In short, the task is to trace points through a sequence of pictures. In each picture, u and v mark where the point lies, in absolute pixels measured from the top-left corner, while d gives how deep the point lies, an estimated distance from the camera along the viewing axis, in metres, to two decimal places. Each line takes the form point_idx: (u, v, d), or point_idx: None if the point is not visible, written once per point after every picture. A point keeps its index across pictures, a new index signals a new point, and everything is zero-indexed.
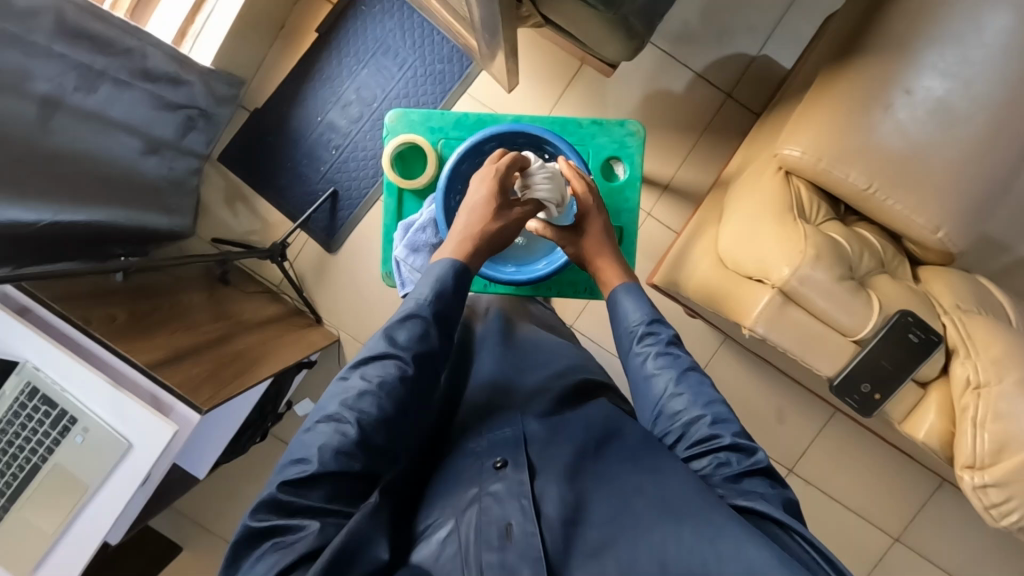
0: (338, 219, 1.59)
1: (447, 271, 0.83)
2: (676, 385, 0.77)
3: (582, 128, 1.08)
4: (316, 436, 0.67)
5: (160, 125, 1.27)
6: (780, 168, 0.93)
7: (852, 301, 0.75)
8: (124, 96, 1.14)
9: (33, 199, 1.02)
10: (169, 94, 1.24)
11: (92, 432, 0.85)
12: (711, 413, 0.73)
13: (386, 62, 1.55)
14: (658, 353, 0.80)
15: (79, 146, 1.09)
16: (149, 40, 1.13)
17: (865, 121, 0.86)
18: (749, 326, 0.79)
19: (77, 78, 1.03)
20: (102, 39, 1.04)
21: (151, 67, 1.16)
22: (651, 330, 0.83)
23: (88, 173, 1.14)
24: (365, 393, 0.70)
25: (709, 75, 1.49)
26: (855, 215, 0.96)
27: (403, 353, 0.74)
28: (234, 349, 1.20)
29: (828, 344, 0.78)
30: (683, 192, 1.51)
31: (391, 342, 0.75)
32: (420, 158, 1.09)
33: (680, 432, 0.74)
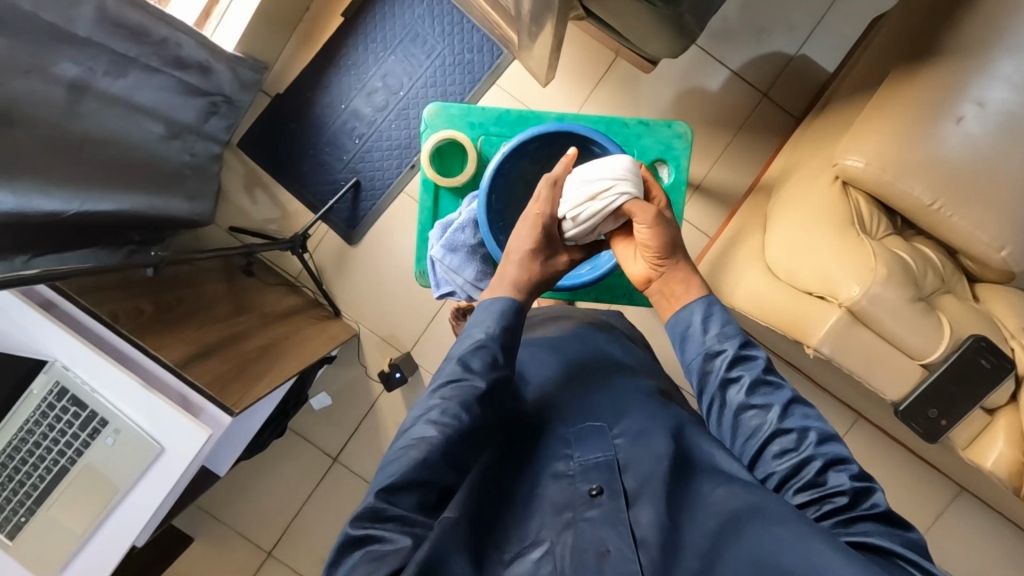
0: (360, 210, 1.55)
1: (507, 308, 0.75)
2: (782, 423, 0.68)
3: (627, 128, 1.05)
4: (402, 454, 0.64)
5: (181, 110, 1.22)
6: (837, 178, 0.89)
7: (923, 321, 0.78)
8: (150, 82, 1.11)
9: (63, 184, 0.97)
10: (198, 82, 1.21)
11: (124, 435, 0.81)
12: (826, 453, 0.65)
13: (413, 49, 1.50)
14: (756, 385, 0.70)
15: (104, 131, 1.05)
16: (179, 27, 1.09)
17: (932, 133, 0.82)
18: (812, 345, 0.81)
19: (103, 62, 0.99)
20: (137, 27, 1.01)
21: (185, 56, 1.13)
22: (744, 356, 0.73)
23: (113, 158, 1.10)
24: (447, 415, 0.66)
25: (746, 74, 1.45)
26: (912, 228, 0.93)
27: (476, 378, 0.69)
28: (259, 344, 1.17)
29: (895, 365, 0.80)
30: (715, 193, 1.47)
31: (465, 366, 0.70)
32: (458, 154, 1.05)
33: (789, 473, 0.66)
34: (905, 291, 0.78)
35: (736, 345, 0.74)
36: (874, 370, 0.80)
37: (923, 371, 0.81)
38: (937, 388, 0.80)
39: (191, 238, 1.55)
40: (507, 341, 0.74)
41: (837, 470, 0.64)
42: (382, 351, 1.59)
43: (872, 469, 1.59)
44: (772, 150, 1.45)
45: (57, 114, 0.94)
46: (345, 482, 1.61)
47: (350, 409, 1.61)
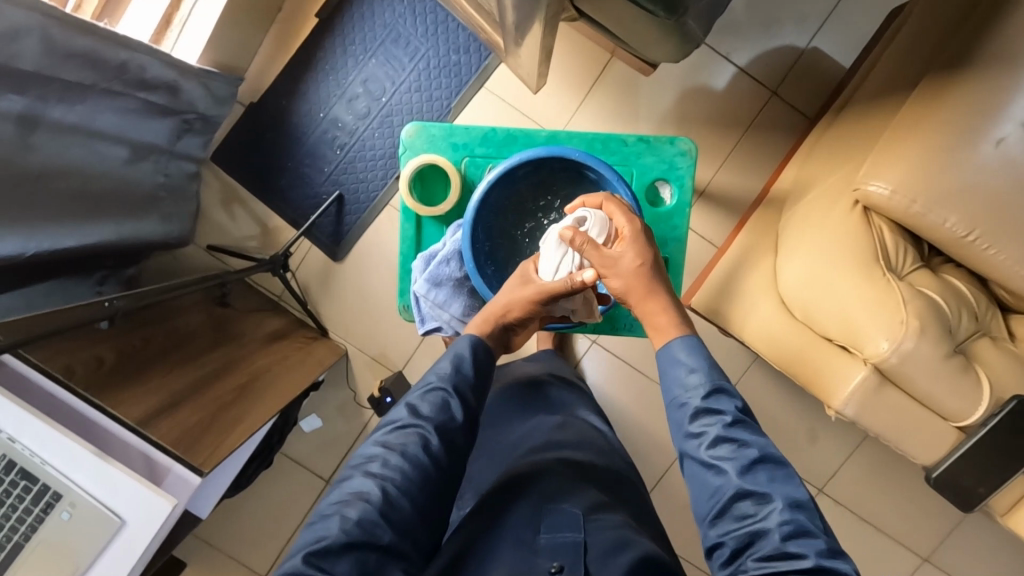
0: (344, 224, 1.46)
1: (465, 347, 0.75)
2: (743, 485, 0.61)
3: (626, 145, 0.96)
4: (336, 507, 0.61)
5: (150, 133, 1.11)
6: (858, 203, 0.81)
7: (964, 384, 0.76)
8: (110, 105, 1.00)
9: (6, 228, 0.91)
10: (166, 102, 1.10)
11: (80, 509, 0.75)
12: (789, 524, 0.59)
13: (395, 51, 1.40)
14: (719, 440, 0.64)
15: (60, 163, 0.97)
16: (137, 48, 0.98)
17: (969, 158, 0.74)
18: (836, 407, 0.81)
19: (52, 88, 0.89)
20: (93, 56, 0.92)
21: (149, 77, 1.03)
22: (711, 407, 0.66)
23: (73, 191, 1.01)
24: (389, 466, 0.64)
25: (754, 71, 1.35)
26: (940, 256, 0.85)
27: (424, 424, 0.68)
28: (239, 380, 1.07)
29: (929, 429, 0.80)
30: (722, 199, 1.37)
31: (413, 412, 0.69)
32: (441, 179, 0.97)
33: (744, 540, 0.60)
34: (941, 346, 0.76)
35: (702, 393, 0.67)
36: (903, 432, 0.80)
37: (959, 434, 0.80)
38: (976, 455, 0.78)
39: (166, 258, 1.47)
40: (465, 387, 0.72)
41: (797, 544, 0.58)
42: (372, 372, 1.51)
43: (888, 482, 1.52)
44: (781, 153, 1.35)
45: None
46: None
47: (342, 432, 1.53)
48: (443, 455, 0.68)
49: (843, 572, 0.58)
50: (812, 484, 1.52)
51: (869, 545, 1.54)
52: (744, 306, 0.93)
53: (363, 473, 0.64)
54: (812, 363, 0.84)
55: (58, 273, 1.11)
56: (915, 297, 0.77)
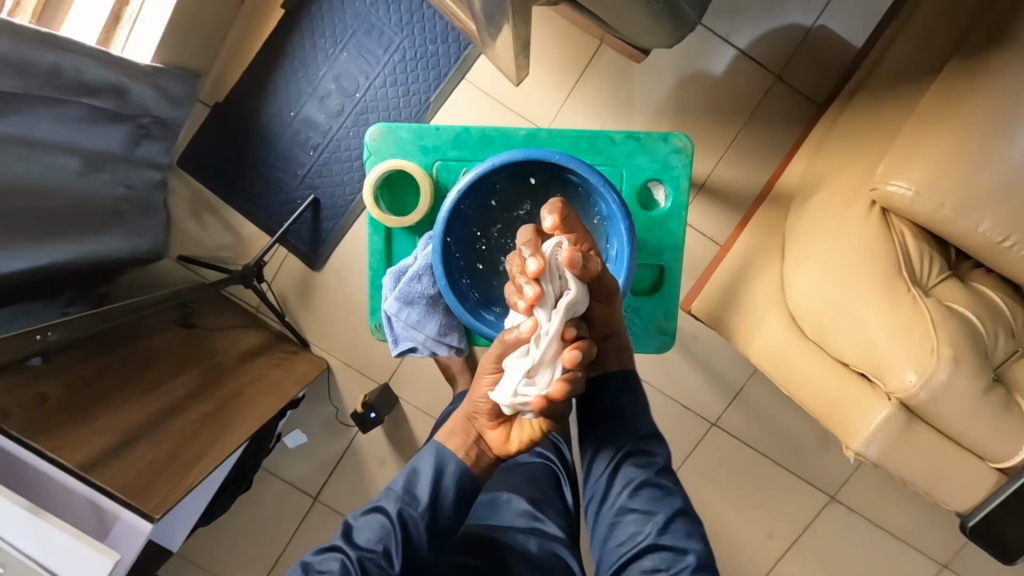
0: (321, 230, 1.37)
1: (424, 470, 0.73)
2: (658, 538, 0.73)
3: (615, 144, 0.87)
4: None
5: (100, 138, 1.02)
6: (876, 205, 0.71)
7: (1003, 418, 0.67)
8: (52, 113, 0.91)
9: None
10: (115, 107, 1.01)
11: (12, 569, 0.67)
12: (684, 574, 0.71)
13: (369, 43, 1.30)
14: (642, 486, 0.77)
15: (3, 179, 0.86)
16: (70, 48, 0.88)
17: (1006, 154, 0.64)
18: (855, 445, 0.72)
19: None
20: (20, 61, 0.81)
21: (89, 80, 0.93)
22: (645, 456, 0.80)
23: (26, 212, 0.91)
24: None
25: (756, 53, 1.24)
26: (970, 261, 0.75)
27: (348, 551, 0.67)
28: (205, 410, 0.99)
29: (965, 470, 0.70)
30: (724, 194, 1.27)
31: (352, 532, 0.69)
32: (410, 186, 0.88)
33: None
34: (979, 379, 0.66)
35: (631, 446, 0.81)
36: (935, 475, 0.70)
37: (999, 477, 0.69)
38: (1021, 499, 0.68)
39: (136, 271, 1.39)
40: (414, 522, 0.69)
41: None
42: (356, 384, 1.43)
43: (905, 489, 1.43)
44: (787, 142, 1.25)
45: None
46: (329, 526, 1.46)
47: (327, 449, 1.45)
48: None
49: None
50: (824, 491, 1.44)
51: (884, 553, 1.46)
52: (752, 322, 0.85)
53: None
54: (828, 393, 0.74)
55: (25, 296, 0.99)
56: (945, 319, 0.67)
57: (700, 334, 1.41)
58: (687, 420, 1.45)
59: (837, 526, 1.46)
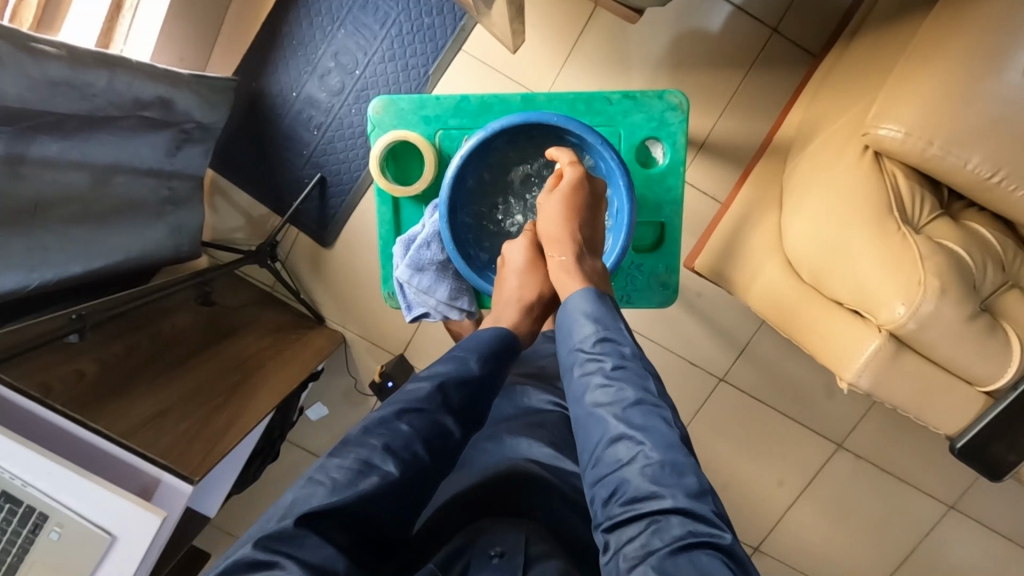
0: (328, 208, 1.41)
1: (495, 339, 0.71)
2: (619, 425, 0.57)
3: (611, 104, 0.89)
4: (310, 489, 0.53)
5: (142, 151, 1.01)
6: (869, 149, 0.73)
7: (986, 344, 0.69)
8: (110, 130, 0.92)
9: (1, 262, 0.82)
10: (159, 117, 1.00)
11: (69, 528, 0.72)
12: (656, 463, 0.54)
13: (364, 19, 1.31)
14: (604, 379, 0.60)
15: (59, 191, 0.89)
16: (119, 65, 0.87)
17: (992, 90, 0.66)
18: (848, 377, 0.74)
19: (41, 122, 0.81)
20: (82, 83, 0.82)
21: (141, 95, 0.92)
22: (600, 348, 0.62)
23: (80, 213, 0.94)
24: (367, 466, 0.55)
25: (752, 8, 1.24)
26: (962, 201, 0.78)
27: (443, 414, 0.62)
28: (228, 385, 1.03)
29: (954, 395, 0.73)
30: (723, 150, 1.29)
31: (408, 421, 0.60)
32: (414, 155, 0.91)
33: (612, 486, 0.55)
34: (965, 308, 0.69)
35: (592, 341, 0.63)
36: (927, 401, 0.73)
37: (986, 400, 0.73)
38: (1006, 419, 0.71)
39: None
40: (462, 393, 0.64)
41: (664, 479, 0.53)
42: (373, 357, 1.48)
43: (910, 433, 1.47)
44: (784, 94, 1.25)
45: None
46: None
47: (347, 419, 1.51)
48: (432, 457, 0.60)
49: (708, 512, 0.52)
50: (831, 438, 1.48)
51: (891, 495, 1.51)
52: (751, 273, 0.88)
53: (342, 471, 0.55)
54: (822, 329, 0.77)
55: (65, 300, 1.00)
56: (933, 253, 0.69)
57: (704, 290, 1.43)
58: (695, 375, 1.49)
59: (843, 471, 1.50)
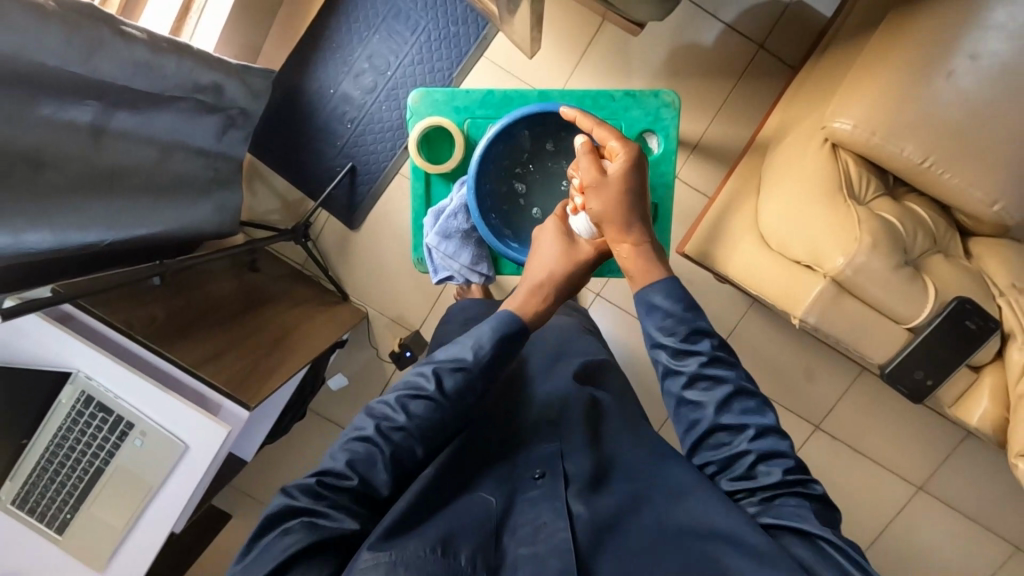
0: (358, 194, 1.56)
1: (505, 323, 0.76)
2: (718, 417, 0.70)
3: (614, 101, 1.04)
4: (328, 474, 0.66)
5: (198, 133, 1.13)
6: (827, 140, 0.89)
7: (908, 288, 0.85)
8: (169, 109, 1.03)
9: (85, 219, 0.91)
10: (212, 102, 1.12)
11: (151, 436, 0.89)
12: (759, 447, 0.68)
13: (397, 26, 1.48)
14: (696, 377, 0.72)
15: (137, 164, 0.99)
16: (184, 51, 1.01)
17: (924, 92, 0.81)
18: (799, 315, 0.90)
19: (122, 98, 0.92)
20: (155, 69, 0.94)
21: (199, 79, 1.05)
22: (688, 346, 0.73)
23: (145, 184, 1.03)
24: (366, 455, 0.67)
25: (741, 26, 1.40)
26: (904, 186, 0.93)
27: (437, 398, 0.72)
28: (271, 338, 1.17)
29: (882, 331, 0.88)
30: (713, 151, 1.44)
31: (405, 412, 0.70)
32: (445, 140, 1.06)
33: (724, 464, 0.70)
34: (892, 260, 0.83)
35: (682, 335, 0.73)
36: (861, 335, 0.89)
37: (908, 334, 0.88)
38: (922, 351, 0.87)
39: None
40: (457, 383, 0.73)
41: (767, 463, 0.67)
42: (392, 332, 1.62)
43: (882, 417, 1.60)
44: (769, 103, 1.41)
45: (76, 153, 0.87)
46: None
47: (365, 389, 1.65)
48: (434, 435, 0.71)
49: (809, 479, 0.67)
50: (809, 419, 1.61)
51: (863, 475, 1.63)
52: (729, 244, 1.02)
53: (351, 462, 0.66)
54: (781, 277, 0.92)
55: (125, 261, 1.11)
56: (870, 219, 0.84)
57: (695, 279, 1.58)
58: None
59: (820, 452, 1.63)
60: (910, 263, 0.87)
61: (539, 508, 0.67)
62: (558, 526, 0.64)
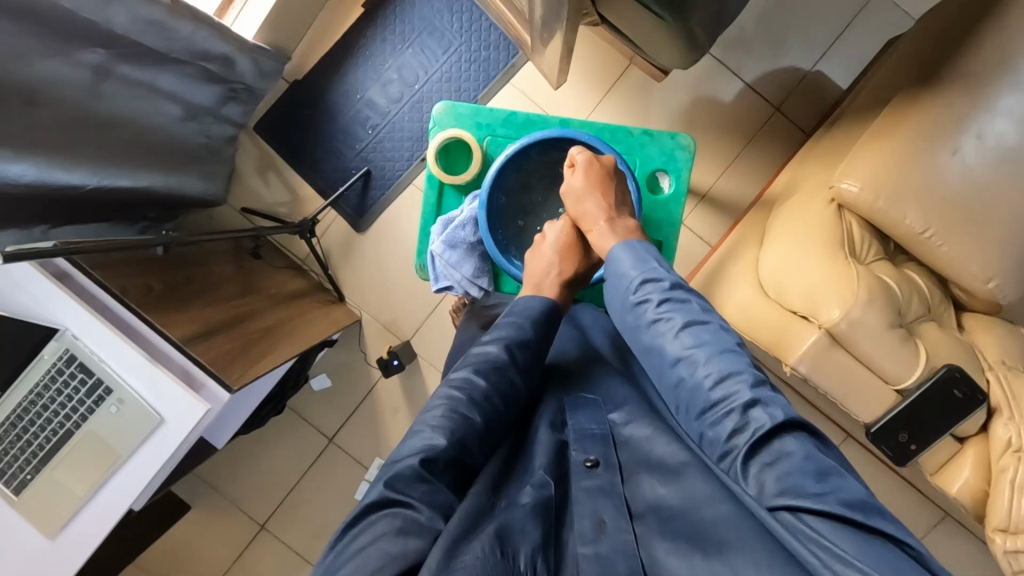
0: (369, 198, 1.58)
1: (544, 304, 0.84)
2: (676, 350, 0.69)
3: (631, 137, 1.07)
4: (443, 402, 0.69)
5: (203, 95, 1.19)
6: (833, 200, 0.91)
7: (899, 349, 0.86)
8: (173, 69, 1.08)
9: (73, 163, 0.94)
10: (219, 71, 1.17)
11: (127, 404, 0.87)
12: (715, 373, 0.65)
13: (430, 43, 1.52)
14: (662, 300, 0.72)
15: (124, 114, 1.02)
16: (203, 20, 1.04)
17: (929, 164, 0.85)
18: (791, 363, 0.89)
19: (129, 51, 0.96)
20: (167, 27, 0.98)
21: (210, 48, 1.09)
22: (646, 286, 0.74)
23: (133, 143, 1.06)
24: (477, 382, 0.71)
25: (760, 87, 1.45)
26: (904, 254, 0.96)
27: (510, 367, 0.75)
28: (264, 324, 1.17)
29: (873, 389, 0.89)
30: (721, 202, 1.48)
31: (481, 378, 0.72)
32: (463, 152, 1.08)
33: (692, 402, 0.66)
34: (886, 318, 0.85)
35: (636, 283, 0.75)
36: (848, 390, 0.89)
37: (897, 396, 0.90)
38: (908, 412, 0.88)
39: (202, 216, 1.57)
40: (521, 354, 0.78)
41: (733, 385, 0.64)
42: (383, 338, 1.62)
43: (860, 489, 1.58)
44: (780, 163, 1.45)
45: (71, 101, 0.90)
46: (340, 464, 1.63)
47: (348, 393, 1.63)
48: (507, 403, 0.73)
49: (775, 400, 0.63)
50: None
51: None
52: (730, 288, 1.04)
53: (467, 387, 0.70)
54: (773, 324, 0.92)
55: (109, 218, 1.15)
56: (868, 278, 0.86)
57: None
58: None
59: None
60: (904, 327, 0.89)
61: (597, 502, 0.63)
62: (621, 526, 0.60)
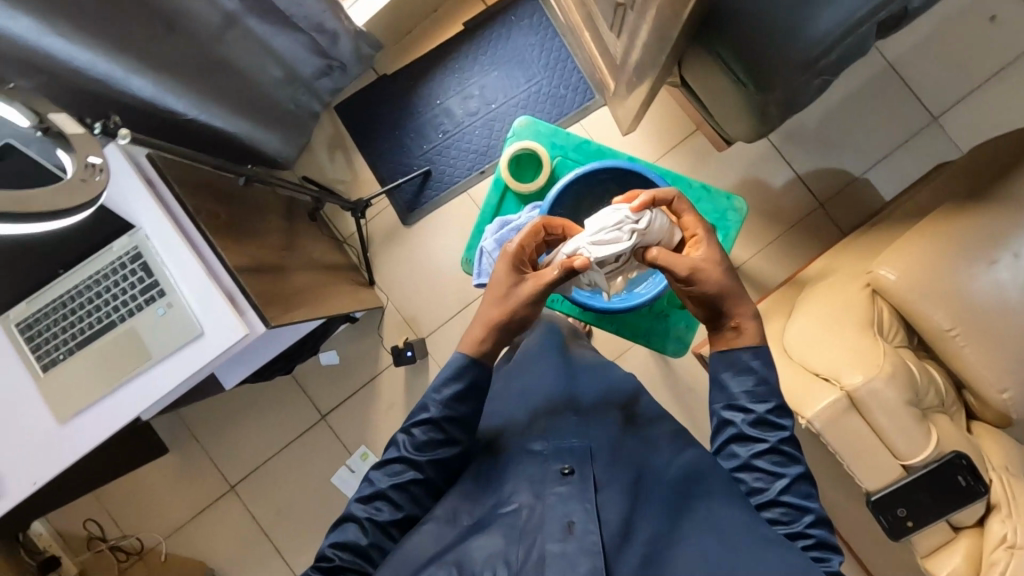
0: (423, 196, 1.65)
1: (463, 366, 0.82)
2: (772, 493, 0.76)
3: (690, 188, 1.14)
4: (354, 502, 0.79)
5: (304, 62, 1.29)
6: (869, 285, 0.97)
7: (913, 428, 0.89)
8: (289, 31, 1.17)
9: (184, 86, 1.02)
10: (326, 45, 1.27)
11: (175, 309, 0.91)
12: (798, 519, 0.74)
13: (516, 71, 1.64)
14: (772, 448, 0.77)
15: (237, 59, 1.11)
16: None
17: (965, 269, 0.90)
18: (807, 417, 0.91)
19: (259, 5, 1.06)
20: None
21: (327, 23, 1.19)
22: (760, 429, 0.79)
23: (237, 87, 1.15)
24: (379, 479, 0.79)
25: (809, 180, 1.54)
26: (925, 350, 1.01)
27: (414, 458, 0.79)
28: (297, 283, 1.19)
29: (881, 460, 0.92)
30: (752, 276, 1.54)
31: (385, 473, 0.79)
32: (532, 166, 1.16)
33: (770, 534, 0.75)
34: (903, 397, 0.89)
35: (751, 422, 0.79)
36: (857, 454, 0.91)
37: (902, 471, 0.92)
38: (911, 489, 0.91)
39: None
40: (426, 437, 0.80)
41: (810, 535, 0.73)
42: (400, 330, 1.65)
43: None
44: (814, 254, 1.52)
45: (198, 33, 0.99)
46: (326, 442, 1.64)
47: (353, 374, 1.65)
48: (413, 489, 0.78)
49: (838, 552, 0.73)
50: None
51: None
52: None
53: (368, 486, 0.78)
54: (792, 383, 0.96)
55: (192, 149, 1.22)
56: (893, 360, 0.90)
57: None
58: None
59: None
60: (919, 410, 0.92)
61: (569, 505, 0.69)
62: (589, 529, 0.66)
